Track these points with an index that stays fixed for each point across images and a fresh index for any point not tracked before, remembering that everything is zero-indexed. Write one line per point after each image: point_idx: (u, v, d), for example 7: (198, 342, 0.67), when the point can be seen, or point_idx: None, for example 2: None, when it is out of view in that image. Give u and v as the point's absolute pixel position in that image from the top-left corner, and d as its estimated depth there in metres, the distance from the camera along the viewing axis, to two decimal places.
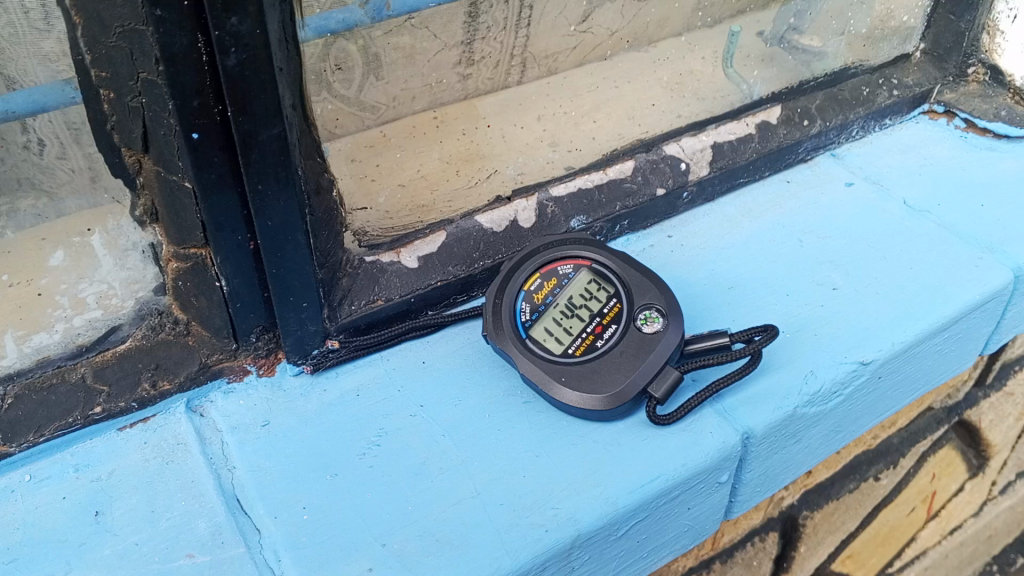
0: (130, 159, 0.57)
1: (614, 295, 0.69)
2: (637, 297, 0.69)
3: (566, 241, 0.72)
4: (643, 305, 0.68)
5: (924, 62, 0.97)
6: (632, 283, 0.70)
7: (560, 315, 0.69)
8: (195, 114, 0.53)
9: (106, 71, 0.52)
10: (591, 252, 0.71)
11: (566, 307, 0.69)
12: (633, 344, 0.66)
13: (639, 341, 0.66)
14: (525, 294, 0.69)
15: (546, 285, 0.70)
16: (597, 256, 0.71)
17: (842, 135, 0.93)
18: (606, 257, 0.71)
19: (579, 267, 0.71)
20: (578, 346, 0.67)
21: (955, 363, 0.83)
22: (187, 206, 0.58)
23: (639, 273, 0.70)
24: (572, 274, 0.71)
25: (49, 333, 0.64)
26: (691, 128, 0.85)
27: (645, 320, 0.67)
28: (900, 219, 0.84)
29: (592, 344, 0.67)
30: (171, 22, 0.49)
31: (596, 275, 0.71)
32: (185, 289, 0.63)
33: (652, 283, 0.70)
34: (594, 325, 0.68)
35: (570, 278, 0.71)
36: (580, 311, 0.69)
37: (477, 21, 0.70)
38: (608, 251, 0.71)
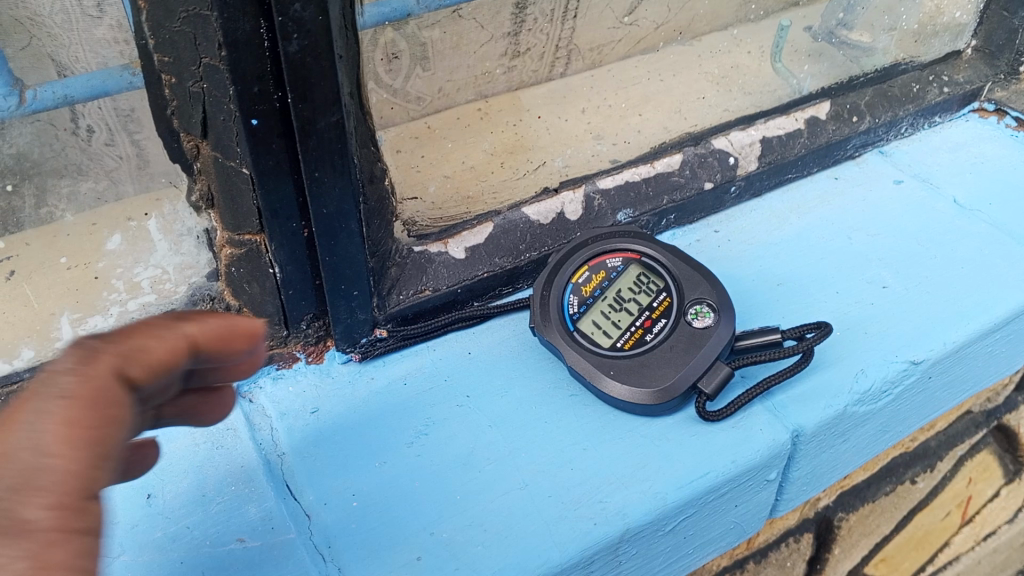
0: (189, 144, 0.57)
1: (664, 289, 0.69)
2: (688, 292, 0.68)
3: (615, 234, 0.72)
4: (694, 300, 0.68)
5: (975, 59, 0.95)
6: (682, 278, 0.69)
7: (608, 308, 0.69)
8: (255, 99, 0.54)
9: (169, 56, 0.52)
10: (641, 245, 0.71)
11: (614, 300, 0.69)
12: (683, 340, 0.66)
13: (689, 336, 0.66)
14: (573, 287, 0.69)
15: (595, 278, 0.70)
16: (646, 249, 0.70)
17: (891, 132, 0.91)
18: (655, 250, 0.71)
19: (629, 260, 0.70)
20: (627, 339, 0.67)
21: (1004, 365, 0.82)
22: (244, 192, 0.58)
23: (689, 268, 0.70)
24: (622, 266, 0.70)
25: (104, 316, 0.64)
26: (740, 121, 0.84)
27: (695, 315, 0.67)
28: (950, 217, 0.83)
29: (641, 338, 0.67)
30: (235, 7, 0.49)
31: (645, 267, 0.70)
32: (239, 275, 0.64)
33: (703, 278, 0.69)
34: (642, 320, 0.68)
35: (619, 270, 0.70)
36: (629, 304, 0.69)
37: (525, 12, 0.69)
38: (658, 244, 0.71)
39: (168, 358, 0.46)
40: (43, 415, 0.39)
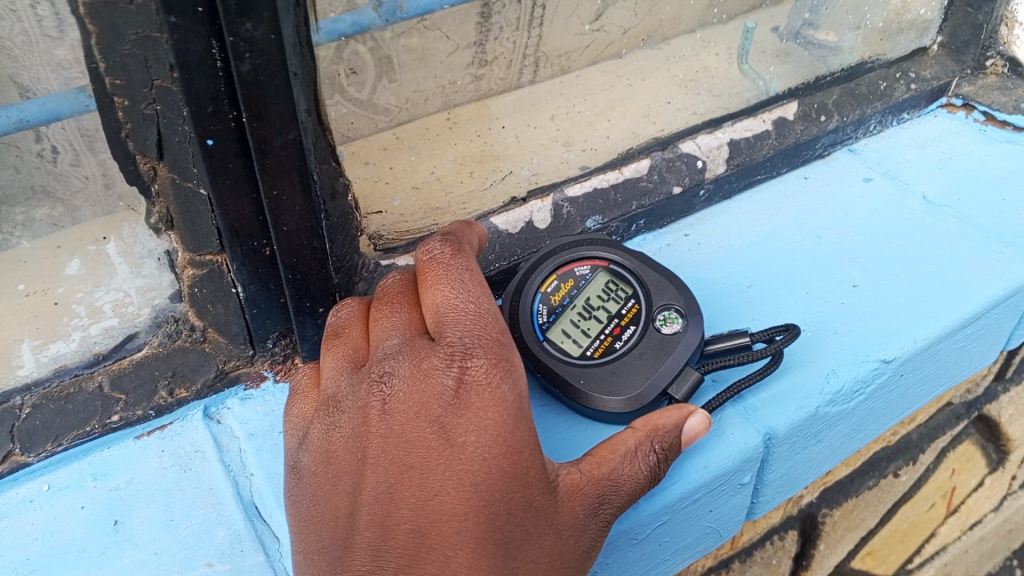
0: (145, 166, 0.56)
1: (632, 296, 0.69)
2: (656, 298, 0.68)
3: (583, 241, 0.71)
4: (662, 306, 0.67)
5: (941, 55, 0.96)
6: (650, 283, 0.69)
7: (578, 317, 0.68)
8: (210, 120, 0.53)
9: (120, 79, 0.51)
10: (609, 252, 0.70)
11: (583, 308, 0.69)
12: (652, 346, 0.66)
13: (658, 342, 0.66)
14: (542, 296, 0.69)
15: (564, 286, 0.69)
16: (614, 256, 0.70)
17: (860, 131, 0.91)
18: (622, 257, 0.70)
19: (597, 268, 0.70)
20: (597, 347, 0.66)
21: (977, 360, 0.82)
22: (203, 213, 0.58)
23: (657, 273, 0.69)
24: (590, 274, 0.70)
25: (66, 342, 0.63)
26: (708, 124, 0.84)
27: (664, 321, 0.67)
28: (919, 214, 0.83)
29: (610, 346, 0.66)
30: (185, 28, 0.48)
31: (613, 275, 0.70)
32: (202, 296, 0.63)
33: (671, 284, 0.69)
34: (611, 328, 0.67)
35: (587, 278, 0.70)
36: (598, 312, 0.68)
37: (490, 21, 0.69)
38: (625, 251, 0.71)
39: (472, 250, 0.61)
40: (465, 281, 0.56)
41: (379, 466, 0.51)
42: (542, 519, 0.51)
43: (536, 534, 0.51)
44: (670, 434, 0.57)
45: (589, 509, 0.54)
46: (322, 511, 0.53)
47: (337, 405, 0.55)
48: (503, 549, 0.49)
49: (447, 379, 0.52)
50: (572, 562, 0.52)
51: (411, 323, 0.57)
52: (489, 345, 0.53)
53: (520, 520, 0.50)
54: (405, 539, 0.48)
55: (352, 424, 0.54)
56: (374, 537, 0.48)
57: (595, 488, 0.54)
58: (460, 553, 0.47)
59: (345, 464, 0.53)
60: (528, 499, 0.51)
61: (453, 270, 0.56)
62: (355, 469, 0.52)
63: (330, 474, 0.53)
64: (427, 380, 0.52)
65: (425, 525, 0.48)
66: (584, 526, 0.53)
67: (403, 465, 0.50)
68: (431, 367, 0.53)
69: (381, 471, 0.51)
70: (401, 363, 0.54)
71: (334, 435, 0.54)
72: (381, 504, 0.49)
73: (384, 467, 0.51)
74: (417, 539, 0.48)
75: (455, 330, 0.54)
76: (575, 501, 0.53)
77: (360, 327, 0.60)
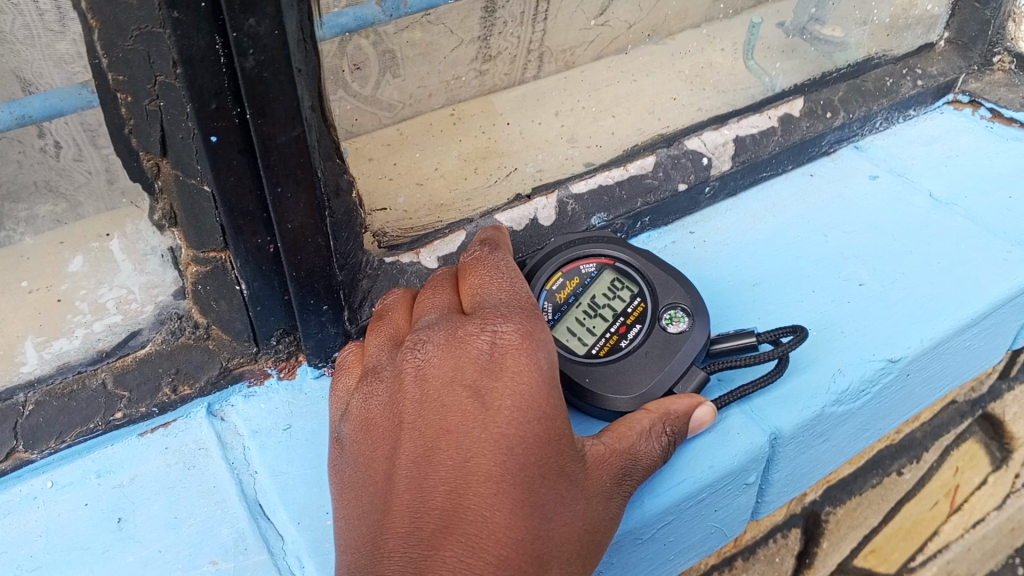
0: (148, 163, 0.56)
1: (638, 295, 0.68)
2: (662, 296, 0.68)
3: (589, 239, 0.71)
4: (669, 305, 0.67)
5: (948, 51, 0.95)
6: (656, 282, 0.69)
7: (583, 315, 0.68)
8: (213, 116, 0.52)
9: (123, 75, 0.51)
10: (615, 250, 0.70)
11: (588, 306, 0.69)
12: (657, 345, 0.65)
13: (663, 341, 0.65)
14: (547, 294, 0.69)
15: (569, 285, 0.69)
16: (620, 254, 0.70)
17: (866, 127, 0.91)
18: (628, 255, 0.70)
19: (603, 266, 0.70)
20: (602, 346, 0.66)
21: (983, 359, 0.82)
22: (206, 210, 0.58)
23: (663, 272, 0.69)
24: (595, 272, 0.70)
25: (69, 339, 0.63)
26: (713, 121, 0.83)
27: (670, 320, 0.66)
28: (926, 212, 0.83)
29: (615, 344, 0.66)
30: (188, 24, 0.48)
31: (619, 273, 0.70)
32: (206, 293, 0.63)
33: (677, 283, 0.68)
34: (617, 326, 0.67)
35: (593, 277, 0.70)
36: (603, 311, 0.68)
37: (495, 16, 0.69)
38: (631, 249, 0.70)
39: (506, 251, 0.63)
40: (498, 266, 0.58)
41: (416, 431, 0.51)
42: (573, 484, 0.52)
43: (568, 497, 0.51)
44: (680, 419, 0.59)
45: (614, 478, 0.55)
46: (360, 480, 0.53)
47: (375, 380, 0.56)
48: (538, 511, 0.49)
49: (482, 344, 0.53)
50: (599, 529, 0.53)
51: (449, 303, 0.58)
52: (522, 315, 0.54)
53: (554, 485, 0.50)
54: (443, 500, 0.48)
55: (390, 395, 0.54)
56: (412, 498, 0.48)
57: (618, 460, 0.55)
58: (496, 513, 0.47)
59: (383, 431, 0.53)
60: (560, 465, 0.51)
61: (490, 261, 0.58)
62: (392, 437, 0.52)
63: (369, 442, 0.53)
64: (463, 350, 0.53)
65: (464, 485, 0.48)
66: (610, 495, 0.54)
67: (441, 428, 0.50)
68: (468, 336, 0.53)
69: (419, 435, 0.51)
70: (436, 335, 0.55)
71: (373, 408, 0.54)
72: (420, 466, 0.49)
73: (421, 433, 0.51)
74: (454, 500, 0.48)
75: (488, 303, 0.55)
76: (601, 472, 0.54)
77: (403, 314, 0.60)
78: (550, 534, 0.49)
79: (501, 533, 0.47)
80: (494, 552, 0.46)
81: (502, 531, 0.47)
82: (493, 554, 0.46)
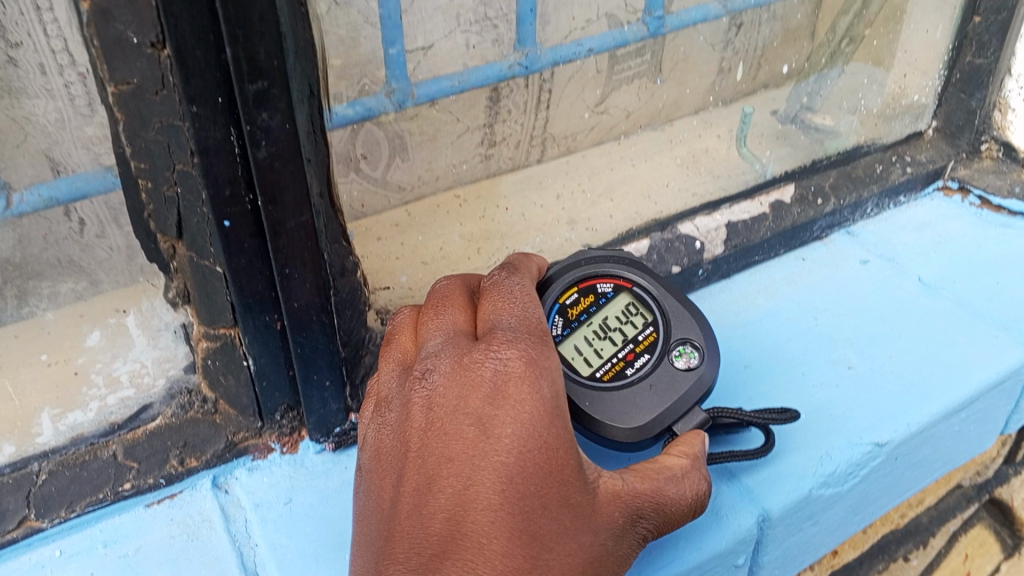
0: (165, 245, 0.60)
1: (651, 324, 0.68)
2: (675, 329, 0.67)
3: (610, 258, 0.70)
4: (680, 339, 0.66)
5: (936, 139, 0.99)
6: (671, 313, 0.68)
7: (592, 335, 0.67)
8: (227, 202, 0.56)
9: (145, 163, 0.55)
10: (635, 274, 0.69)
11: (599, 327, 0.67)
12: (663, 379, 0.65)
13: (670, 376, 0.65)
14: (559, 307, 0.67)
15: (584, 300, 0.68)
16: (640, 279, 0.69)
17: (857, 213, 0.94)
18: (648, 281, 0.69)
19: (619, 287, 0.69)
20: (607, 370, 0.65)
21: (974, 444, 0.83)
22: (218, 289, 0.61)
23: (678, 304, 0.68)
24: (612, 293, 0.68)
25: (83, 411, 0.66)
26: (705, 206, 0.88)
27: (679, 355, 0.65)
28: (915, 296, 0.85)
29: (621, 371, 0.65)
30: (206, 117, 0.52)
31: (635, 297, 0.69)
32: (215, 368, 0.66)
33: (692, 317, 0.67)
34: (625, 352, 0.66)
35: (608, 297, 0.68)
36: (613, 334, 0.67)
37: (499, 105, 0.77)
38: (652, 276, 0.69)
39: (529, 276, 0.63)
40: (512, 294, 0.57)
41: (418, 458, 0.50)
42: (580, 516, 0.50)
43: (574, 529, 0.50)
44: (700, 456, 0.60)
45: (627, 515, 0.53)
46: (370, 502, 0.53)
47: (384, 403, 0.55)
48: (537, 541, 0.48)
49: (487, 371, 0.51)
50: (608, 561, 0.51)
51: (457, 325, 0.56)
52: (532, 343, 0.53)
53: (556, 515, 0.49)
54: (441, 527, 0.47)
55: (397, 420, 0.53)
56: (412, 524, 0.48)
57: (634, 497, 0.53)
58: (492, 542, 0.47)
59: (390, 458, 0.53)
60: (564, 494, 0.50)
61: (506, 289, 0.57)
62: (398, 461, 0.52)
63: (377, 471, 0.53)
64: (467, 376, 0.51)
65: (461, 513, 0.47)
66: (622, 531, 0.53)
67: (442, 456, 0.49)
68: (473, 362, 0.52)
69: (422, 464, 0.50)
70: (444, 359, 0.53)
71: (382, 432, 0.54)
72: (420, 494, 0.49)
73: (424, 460, 0.50)
74: (452, 527, 0.47)
75: (501, 329, 0.54)
76: (613, 505, 0.52)
77: (409, 334, 0.59)
78: (551, 565, 0.48)
79: (498, 562, 0.46)
80: None
81: (498, 561, 0.46)
82: None
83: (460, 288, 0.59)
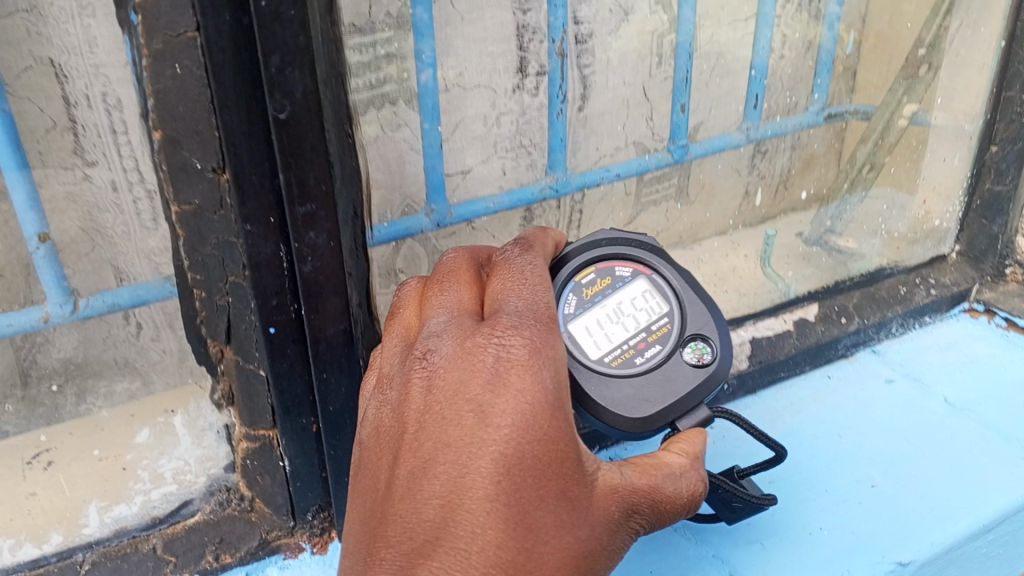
0: (214, 349, 0.64)
1: (667, 313, 0.62)
2: (691, 321, 0.62)
3: (631, 241, 0.64)
4: (696, 333, 0.61)
5: (961, 263, 1.00)
6: (689, 305, 0.63)
7: (604, 318, 0.62)
8: (274, 311, 0.61)
9: (201, 274, 0.60)
10: (657, 261, 0.64)
11: (613, 311, 0.62)
12: (674, 372, 0.60)
13: (682, 371, 0.60)
14: (574, 285, 0.62)
15: (600, 281, 0.63)
16: (661, 267, 0.63)
17: (882, 332, 0.95)
18: (669, 270, 0.63)
19: (638, 273, 0.63)
20: (617, 355, 0.60)
21: (1007, 570, 0.82)
22: (260, 391, 0.65)
23: (699, 296, 0.63)
24: (630, 278, 0.63)
25: (128, 504, 0.69)
26: (732, 322, 0.90)
27: (693, 349, 0.61)
28: (940, 416, 0.86)
29: (631, 358, 0.60)
30: (258, 236, 0.57)
31: (653, 285, 0.63)
32: (254, 467, 0.69)
33: (710, 311, 0.62)
34: (636, 339, 0.61)
35: (625, 282, 0.63)
36: (626, 320, 0.62)
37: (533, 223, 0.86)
38: (674, 265, 0.64)
39: (545, 252, 0.58)
40: (523, 277, 0.52)
41: (414, 441, 0.47)
42: (578, 510, 0.47)
43: (570, 524, 0.47)
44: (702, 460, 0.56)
45: (624, 509, 0.50)
46: (364, 477, 0.50)
47: (383, 379, 0.51)
48: (533, 533, 0.45)
49: (489, 355, 0.47)
50: (602, 555, 0.49)
51: (462, 303, 0.52)
52: (539, 329, 0.48)
53: (554, 508, 0.46)
54: (433, 514, 0.45)
55: (395, 398, 0.50)
56: (404, 508, 0.46)
57: (634, 494, 0.50)
58: (486, 533, 0.44)
59: (386, 437, 0.49)
60: (563, 487, 0.46)
61: (516, 269, 0.53)
62: (393, 443, 0.49)
63: (373, 449, 0.50)
64: (469, 359, 0.47)
65: (455, 501, 0.45)
66: (618, 526, 0.50)
67: (438, 441, 0.46)
68: (476, 345, 0.48)
69: (417, 447, 0.47)
70: (446, 340, 0.49)
71: (380, 411, 0.51)
72: (414, 478, 0.46)
73: (419, 444, 0.47)
74: (445, 514, 0.45)
75: (507, 313, 0.49)
76: (613, 500, 0.49)
77: (415, 308, 0.55)
78: (546, 559, 0.45)
79: (491, 553, 0.44)
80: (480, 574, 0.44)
81: (491, 552, 0.44)
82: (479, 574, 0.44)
83: (469, 262, 0.55)
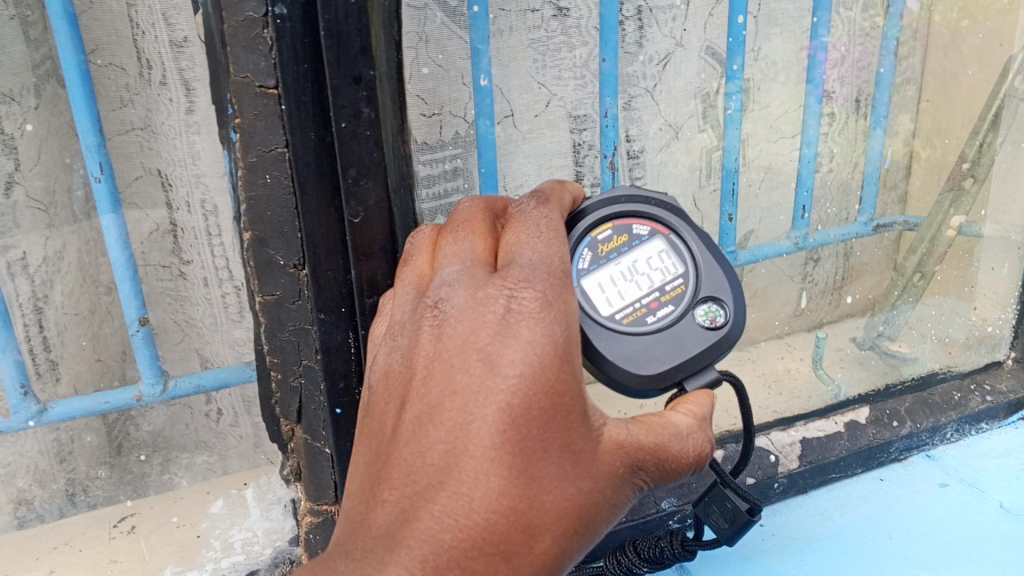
0: (285, 428, 0.70)
1: (682, 274, 0.62)
2: (706, 284, 0.62)
3: (651, 196, 0.63)
4: (709, 297, 0.61)
5: (1018, 369, 1.00)
6: (706, 269, 0.62)
7: (618, 276, 0.62)
8: (341, 392, 0.66)
9: (278, 357, 0.66)
10: (678, 221, 0.63)
11: (627, 269, 0.62)
12: (685, 335, 0.60)
13: (692, 334, 0.60)
14: (590, 241, 0.62)
15: (617, 237, 0.62)
16: (680, 226, 0.62)
17: (936, 437, 0.95)
18: (690, 231, 0.63)
19: (656, 231, 0.63)
20: (628, 313, 0.60)
21: None
22: (325, 468, 0.70)
23: (717, 260, 0.63)
24: (647, 236, 0.63)
25: (199, 570, 0.73)
26: (781, 423, 0.93)
27: (705, 313, 0.61)
28: (993, 521, 0.84)
29: (642, 317, 0.61)
30: (331, 323, 0.64)
31: (671, 245, 0.63)
32: (316, 541, 0.73)
33: (726, 276, 0.62)
34: (649, 298, 0.61)
35: (642, 240, 0.62)
36: (640, 278, 0.62)
37: None
38: (694, 224, 0.63)
39: (564, 204, 0.57)
40: (539, 226, 0.51)
41: (421, 386, 0.47)
42: (581, 465, 0.47)
43: (573, 476, 0.46)
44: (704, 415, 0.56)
45: (630, 467, 0.49)
46: (375, 421, 0.50)
47: (397, 325, 0.51)
48: (535, 483, 0.45)
49: (499, 306, 0.46)
50: (605, 509, 0.48)
51: (475, 252, 0.51)
52: (552, 282, 0.47)
53: (556, 460, 0.46)
54: (437, 459, 0.44)
55: (406, 344, 0.50)
56: (408, 451, 0.45)
57: (642, 453, 0.49)
58: (488, 478, 0.44)
59: (397, 382, 0.49)
60: (567, 440, 0.46)
61: (534, 217, 0.51)
62: (402, 388, 0.49)
63: (385, 393, 0.50)
64: (480, 307, 0.47)
65: (457, 449, 0.44)
66: (624, 483, 0.49)
67: (445, 389, 0.46)
68: (487, 295, 0.47)
69: (424, 393, 0.46)
70: (459, 288, 0.48)
71: (391, 354, 0.50)
72: (419, 423, 0.46)
73: (427, 389, 0.46)
74: (447, 460, 0.44)
75: (520, 264, 0.48)
76: (620, 458, 0.48)
77: (428, 253, 0.54)
78: (546, 508, 0.45)
79: (493, 499, 0.44)
80: (479, 519, 0.44)
81: (493, 498, 0.44)
82: (479, 519, 0.44)
83: (484, 211, 0.54)
